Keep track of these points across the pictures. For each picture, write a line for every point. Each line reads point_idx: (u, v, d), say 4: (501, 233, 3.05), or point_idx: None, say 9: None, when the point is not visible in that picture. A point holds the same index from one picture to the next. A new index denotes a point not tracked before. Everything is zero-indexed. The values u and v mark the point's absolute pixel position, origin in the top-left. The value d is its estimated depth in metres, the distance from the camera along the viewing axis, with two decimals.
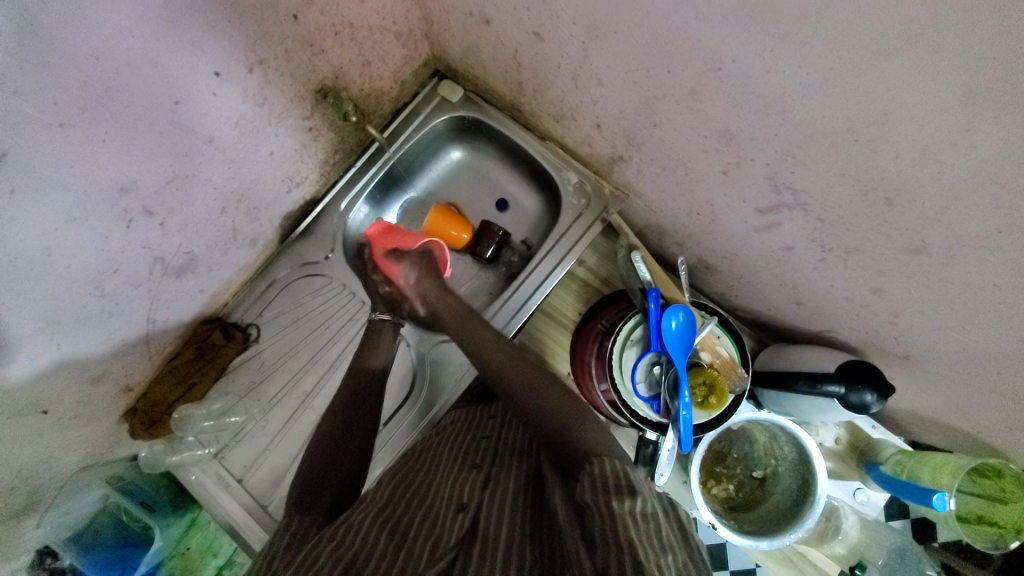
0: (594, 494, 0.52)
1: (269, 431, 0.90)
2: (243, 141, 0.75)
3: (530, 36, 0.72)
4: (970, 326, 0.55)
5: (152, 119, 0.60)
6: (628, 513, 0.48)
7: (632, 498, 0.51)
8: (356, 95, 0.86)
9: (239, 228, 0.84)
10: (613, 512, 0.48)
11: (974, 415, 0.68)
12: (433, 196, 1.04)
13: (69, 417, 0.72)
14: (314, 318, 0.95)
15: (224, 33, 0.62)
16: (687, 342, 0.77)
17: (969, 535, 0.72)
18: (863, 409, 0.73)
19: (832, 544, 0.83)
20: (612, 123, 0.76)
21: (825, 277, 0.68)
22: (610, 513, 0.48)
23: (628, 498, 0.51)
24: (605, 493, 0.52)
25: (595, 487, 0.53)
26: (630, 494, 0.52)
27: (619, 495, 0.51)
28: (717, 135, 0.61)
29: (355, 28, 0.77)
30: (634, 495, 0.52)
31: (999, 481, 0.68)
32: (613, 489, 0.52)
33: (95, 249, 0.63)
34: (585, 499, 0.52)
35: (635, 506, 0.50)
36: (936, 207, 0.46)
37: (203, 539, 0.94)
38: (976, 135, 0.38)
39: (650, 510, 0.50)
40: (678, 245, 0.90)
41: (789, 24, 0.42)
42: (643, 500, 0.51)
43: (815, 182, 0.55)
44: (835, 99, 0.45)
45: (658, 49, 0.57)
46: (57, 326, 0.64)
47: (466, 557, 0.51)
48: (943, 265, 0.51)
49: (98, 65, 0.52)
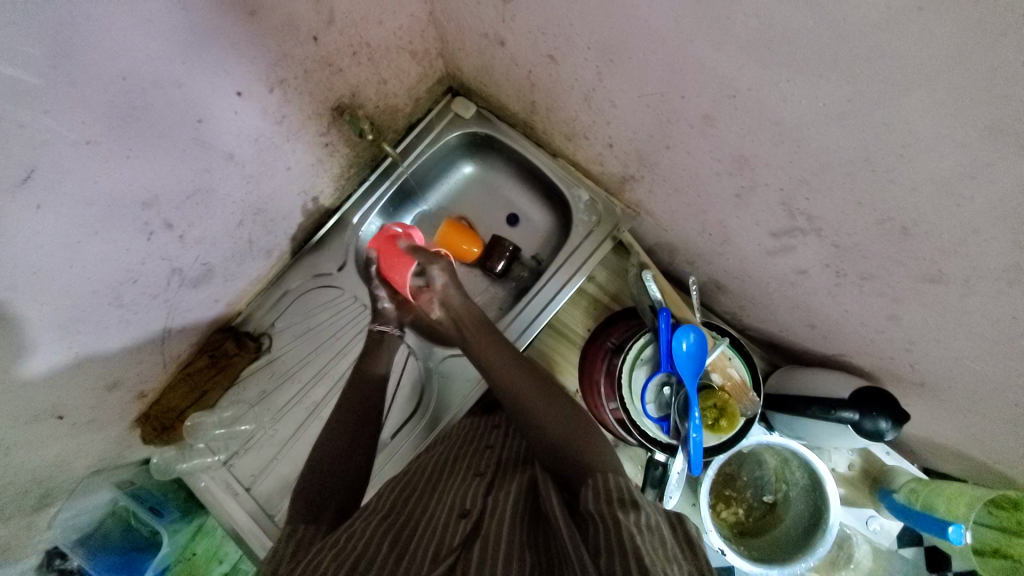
0: (599, 505, 0.52)
1: (278, 440, 0.91)
2: (261, 157, 0.76)
3: (545, 58, 0.73)
4: (989, 358, 0.54)
5: (176, 136, 0.62)
6: (633, 523, 0.48)
7: (636, 511, 0.51)
8: (372, 112, 0.88)
9: (254, 241, 0.85)
10: (619, 523, 0.48)
11: (993, 446, 0.66)
12: (445, 210, 1.05)
13: (82, 423, 0.73)
14: (325, 329, 0.96)
15: (246, 54, 0.63)
16: (698, 363, 0.76)
17: (983, 568, 0.71)
18: (878, 436, 0.71)
19: (843, 572, 0.83)
20: (625, 144, 0.76)
21: (839, 302, 0.67)
22: (615, 524, 0.48)
23: (632, 510, 0.51)
24: (610, 504, 0.52)
25: (598, 497, 0.53)
26: (634, 507, 0.52)
27: (623, 507, 0.51)
28: (730, 160, 0.61)
29: (372, 48, 0.79)
30: (637, 508, 0.52)
31: (1016, 514, 0.67)
32: (618, 502, 0.52)
33: (116, 261, 0.65)
34: (591, 510, 0.52)
35: (639, 518, 0.49)
36: (954, 238, 0.45)
37: (208, 546, 0.93)
38: (996, 171, 0.38)
39: (654, 522, 0.50)
40: (689, 263, 0.90)
41: (805, 55, 0.43)
42: (647, 513, 0.51)
43: (830, 209, 0.55)
44: (851, 130, 0.45)
45: (673, 75, 0.57)
46: (76, 335, 0.66)
47: (467, 557, 0.51)
48: (961, 295, 0.50)
49: (124, 85, 0.53)
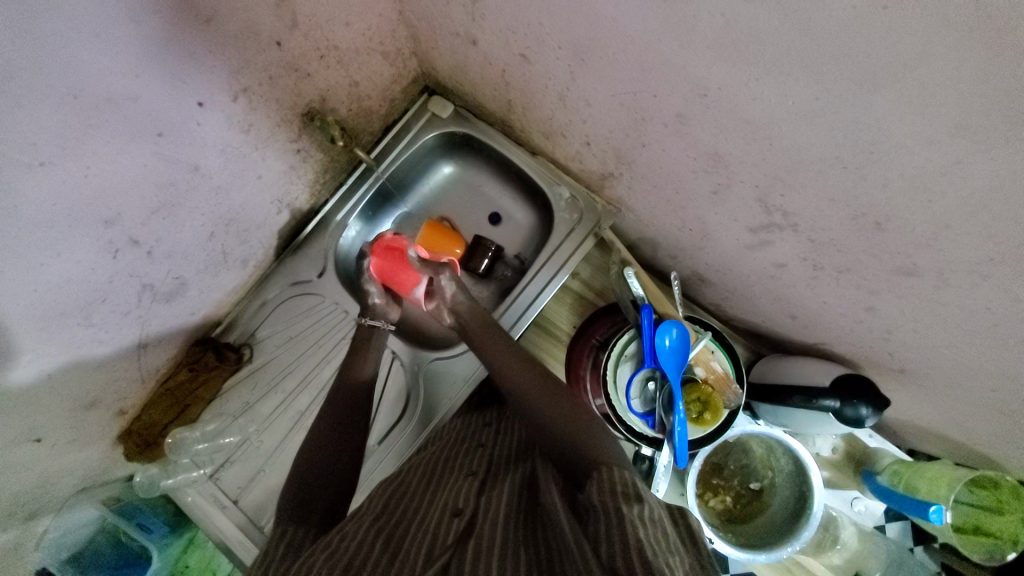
0: (602, 496, 0.52)
1: (264, 452, 0.90)
2: (230, 167, 0.74)
3: (517, 57, 0.72)
4: (962, 345, 0.55)
5: (136, 151, 0.60)
6: (635, 516, 0.48)
7: (640, 504, 0.50)
8: (344, 116, 0.86)
9: (228, 252, 0.84)
10: (622, 516, 0.48)
11: (969, 428, 0.68)
12: (425, 210, 1.04)
13: (62, 444, 0.72)
14: (307, 338, 0.94)
15: (206, 65, 0.61)
16: (681, 358, 0.76)
17: (966, 547, 0.73)
18: (859, 422, 0.73)
19: (829, 553, 0.82)
20: (602, 142, 0.75)
21: (818, 294, 0.67)
22: (619, 515, 0.48)
23: (635, 503, 0.51)
24: (614, 497, 0.51)
25: (602, 490, 0.53)
26: (638, 500, 0.51)
27: (627, 500, 0.51)
28: (705, 157, 0.60)
29: (340, 51, 0.77)
30: (641, 501, 0.51)
31: (996, 492, 0.69)
32: (621, 495, 0.52)
33: (82, 282, 0.63)
34: (591, 502, 0.52)
35: (642, 510, 0.49)
36: (927, 233, 0.45)
37: (202, 557, 0.91)
38: (966, 167, 0.38)
39: (656, 515, 0.49)
40: (671, 257, 0.90)
41: (774, 55, 0.42)
42: (650, 506, 0.51)
43: (804, 205, 0.55)
44: (822, 129, 0.45)
45: (644, 75, 0.56)
46: (47, 357, 0.64)
47: (463, 553, 0.50)
48: (934, 287, 0.51)
49: (77, 104, 0.51)
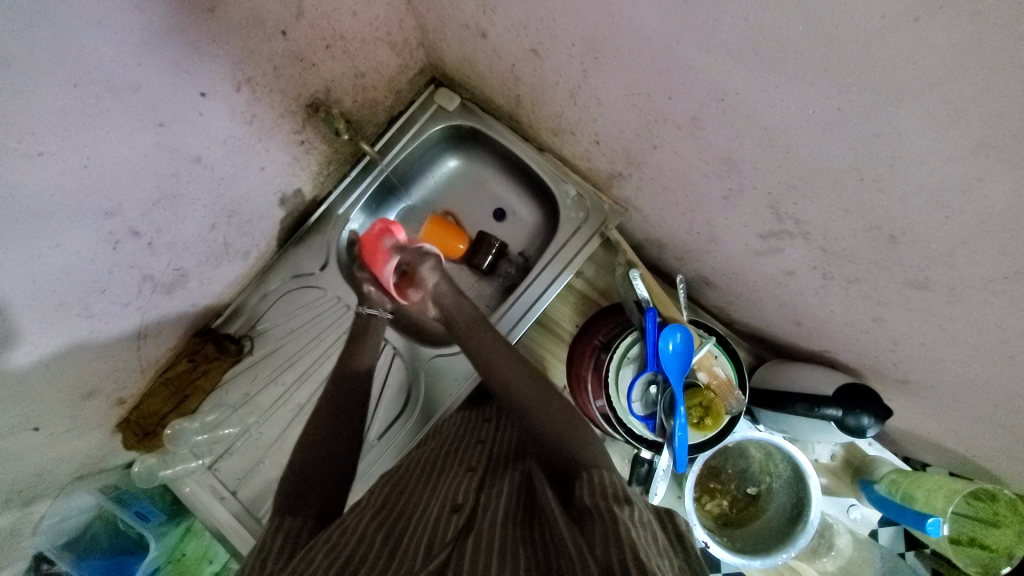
0: (594, 498, 0.52)
1: (263, 444, 0.90)
2: (232, 158, 0.73)
3: (529, 52, 0.70)
4: (970, 361, 0.54)
5: (136, 141, 0.59)
6: (627, 518, 0.48)
7: (629, 506, 0.51)
8: (349, 107, 0.85)
9: (230, 243, 0.83)
10: (614, 516, 0.48)
11: (971, 441, 0.67)
12: (429, 204, 1.02)
13: (60, 433, 0.72)
14: (308, 331, 0.94)
15: (209, 53, 0.60)
16: (684, 361, 0.76)
17: (957, 557, 0.74)
18: (861, 432, 0.72)
19: (823, 560, 0.82)
20: (612, 142, 0.74)
21: (826, 302, 0.66)
22: (612, 517, 0.48)
23: (625, 505, 0.51)
24: (606, 498, 0.52)
25: (593, 491, 0.54)
26: (627, 502, 0.52)
27: (618, 502, 0.51)
28: (718, 162, 0.59)
29: (347, 41, 0.75)
30: (631, 503, 0.52)
31: (993, 505, 0.69)
32: (612, 497, 0.52)
33: (80, 273, 0.62)
34: (585, 503, 0.52)
35: (633, 513, 0.49)
36: (942, 248, 0.44)
37: (198, 546, 0.91)
38: (987, 186, 0.37)
39: (646, 517, 0.50)
40: (677, 259, 0.89)
41: (797, 62, 0.41)
42: (639, 508, 0.51)
43: (817, 215, 0.54)
44: (841, 140, 0.44)
45: (659, 77, 0.55)
46: (46, 348, 0.64)
47: (462, 551, 0.50)
48: (946, 302, 0.50)
49: (76, 93, 0.50)
